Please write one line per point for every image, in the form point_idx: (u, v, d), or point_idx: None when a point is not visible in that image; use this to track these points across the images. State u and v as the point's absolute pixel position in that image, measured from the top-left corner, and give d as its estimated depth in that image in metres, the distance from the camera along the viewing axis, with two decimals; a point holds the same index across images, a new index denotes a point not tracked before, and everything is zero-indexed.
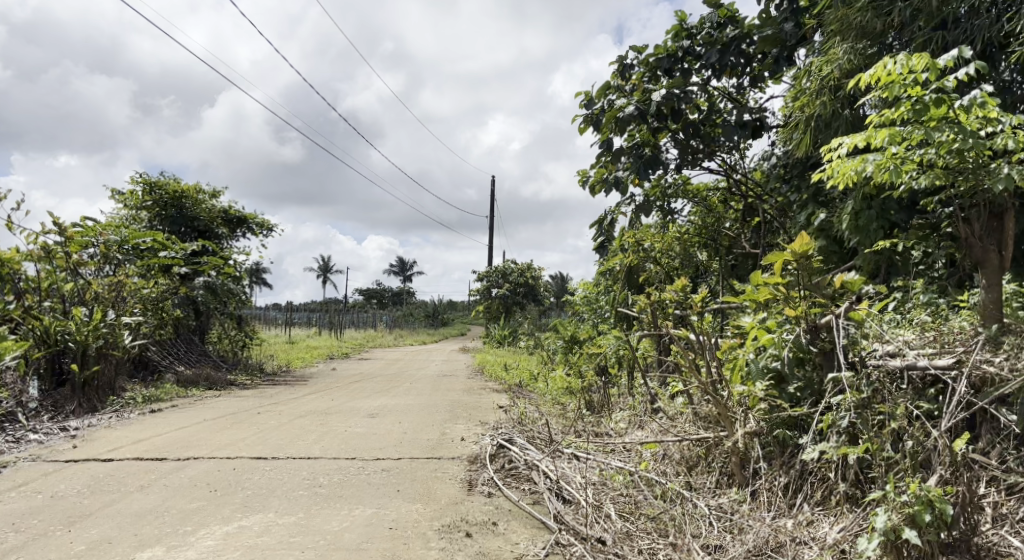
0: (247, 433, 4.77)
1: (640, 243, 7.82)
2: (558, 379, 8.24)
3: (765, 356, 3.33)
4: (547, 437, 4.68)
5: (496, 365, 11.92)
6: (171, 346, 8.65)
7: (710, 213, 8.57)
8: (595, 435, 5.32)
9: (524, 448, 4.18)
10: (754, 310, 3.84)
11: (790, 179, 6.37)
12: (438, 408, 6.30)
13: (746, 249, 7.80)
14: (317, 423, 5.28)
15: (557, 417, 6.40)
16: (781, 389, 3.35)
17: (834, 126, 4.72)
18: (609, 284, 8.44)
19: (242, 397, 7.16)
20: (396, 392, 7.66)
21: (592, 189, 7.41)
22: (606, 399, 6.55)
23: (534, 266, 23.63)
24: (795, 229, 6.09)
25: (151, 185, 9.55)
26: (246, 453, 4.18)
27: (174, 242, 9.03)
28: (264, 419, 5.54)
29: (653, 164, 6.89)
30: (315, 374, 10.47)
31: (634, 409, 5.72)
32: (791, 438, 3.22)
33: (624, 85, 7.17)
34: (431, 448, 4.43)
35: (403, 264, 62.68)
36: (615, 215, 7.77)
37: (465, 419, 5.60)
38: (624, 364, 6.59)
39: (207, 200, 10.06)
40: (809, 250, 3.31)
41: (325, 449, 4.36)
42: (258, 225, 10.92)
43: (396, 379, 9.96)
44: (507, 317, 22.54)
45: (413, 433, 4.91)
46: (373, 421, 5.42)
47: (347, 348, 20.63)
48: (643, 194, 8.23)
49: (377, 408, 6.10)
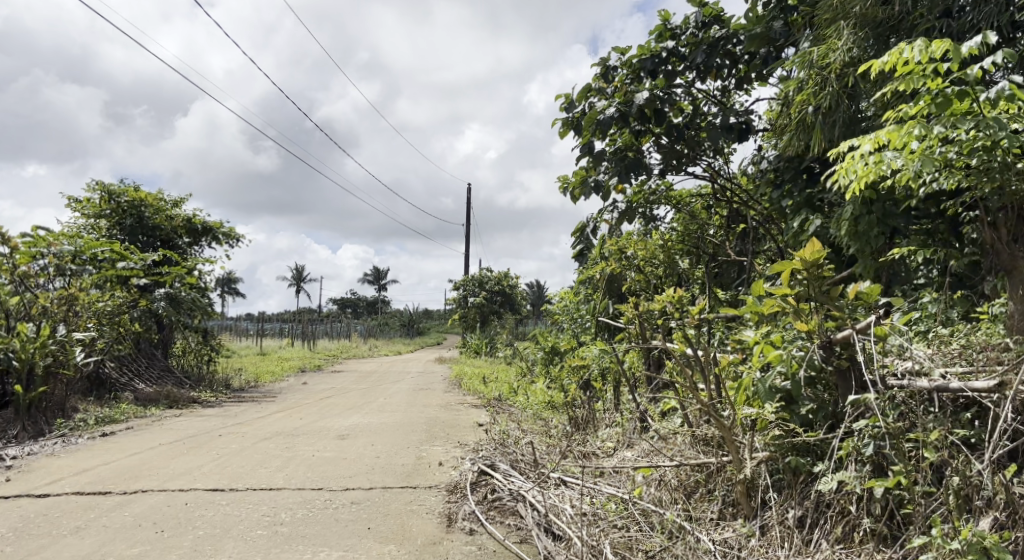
0: (203, 460, 4.34)
1: (624, 251, 7.53)
2: (539, 392, 7.91)
3: (773, 375, 3.01)
4: (532, 460, 4.34)
5: (474, 377, 11.56)
6: (132, 362, 8.17)
7: (694, 220, 8.33)
8: (582, 456, 4.99)
9: (508, 474, 3.84)
10: (756, 324, 3.54)
11: (782, 185, 6.14)
12: (414, 427, 5.93)
13: (731, 256, 7.58)
14: (281, 447, 4.86)
15: (541, 435, 6.06)
16: (793, 410, 3.04)
17: (832, 119, 4.56)
18: (590, 293, 8.15)
19: (204, 416, 6.70)
20: (369, 409, 7.25)
21: (573, 196, 7.11)
22: (591, 415, 6.24)
23: (511, 275, 23.33)
24: (787, 236, 5.86)
25: (108, 192, 9.08)
26: (200, 484, 3.77)
27: (133, 252, 8.57)
28: (225, 442, 5.11)
29: (637, 167, 6.60)
30: (285, 389, 10.02)
31: (623, 427, 5.41)
32: (805, 465, 2.91)
33: (605, 87, 6.88)
34: (406, 476, 4.07)
35: (378, 274, 62.09)
36: (597, 222, 7.48)
37: (443, 439, 5.24)
38: (610, 377, 6.28)
39: (169, 207, 9.63)
40: (820, 259, 3.03)
41: (289, 478, 3.96)
42: (224, 234, 10.46)
43: (370, 393, 9.56)
44: (484, 326, 22.17)
45: (387, 458, 4.54)
46: (343, 443, 5.02)
47: (319, 359, 20.05)
48: (625, 200, 7.96)
49: (348, 428, 5.70)
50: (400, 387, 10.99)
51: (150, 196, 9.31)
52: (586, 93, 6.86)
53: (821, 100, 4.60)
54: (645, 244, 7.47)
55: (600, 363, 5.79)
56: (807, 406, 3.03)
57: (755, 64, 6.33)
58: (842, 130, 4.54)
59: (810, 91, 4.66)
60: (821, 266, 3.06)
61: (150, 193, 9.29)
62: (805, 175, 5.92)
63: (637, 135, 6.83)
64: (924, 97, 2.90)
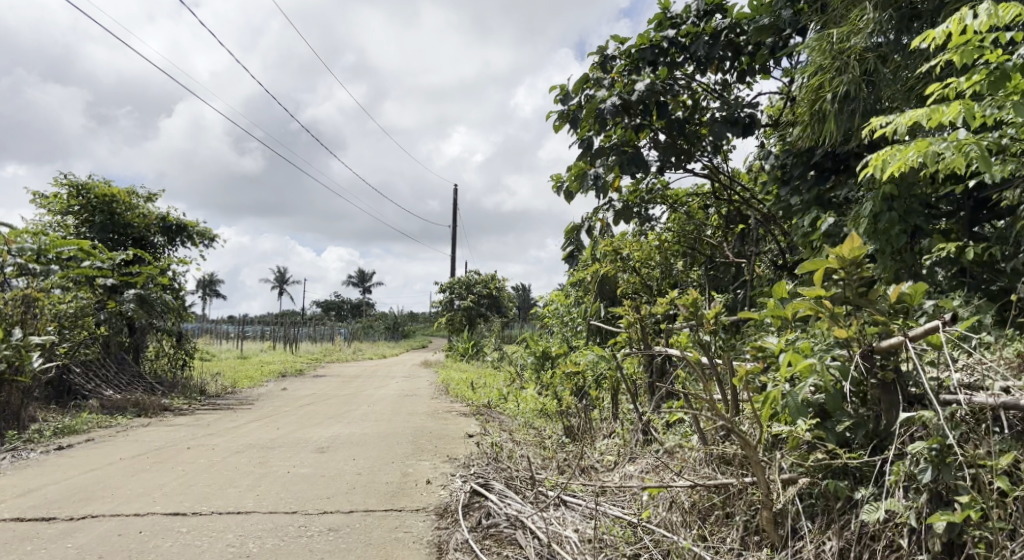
0: (166, 478, 3.92)
1: (619, 251, 7.09)
2: (530, 399, 7.56)
3: (805, 386, 2.69)
4: (528, 477, 3.98)
5: (461, 383, 11.18)
6: (99, 368, 7.70)
7: (691, 221, 7.99)
8: (581, 471, 4.63)
9: (504, 495, 3.47)
10: (781, 330, 3.21)
11: (790, 182, 5.83)
12: (398, 438, 5.54)
13: (730, 258, 7.28)
14: (254, 463, 4.45)
15: (534, 447, 5.68)
16: (828, 427, 2.71)
17: (851, 107, 4.57)
18: (582, 295, 7.82)
19: (174, 426, 6.26)
20: (351, 418, 6.84)
21: (567, 194, 6.76)
22: (587, 425, 5.90)
23: (497, 277, 22.97)
24: (796, 236, 5.56)
25: (77, 187, 8.58)
26: (159, 508, 3.34)
27: (101, 251, 8.10)
28: (192, 456, 4.68)
29: (638, 161, 6.27)
30: (263, 396, 9.58)
31: (623, 439, 5.06)
32: (845, 490, 2.56)
33: (602, 79, 6.50)
34: (389, 497, 3.68)
35: (362, 276, 61.60)
36: (592, 221, 7.14)
37: (430, 453, 4.86)
38: (606, 384, 5.94)
39: (141, 204, 9.16)
40: (860, 257, 2.74)
41: (260, 499, 3.55)
42: (199, 232, 9.99)
43: (352, 400, 9.16)
44: (471, 329, 21.77)
45: (369, 474, 4.15)
46: (321, 458, 4.62)
47: (300, 363, 19.50)
48: (621, 199, 7.59)
49: (327, 440, 5.29)
50: (385, 392, 10.58)
51: (123, 192, 8.82)
52: (583, 84, 6.51)
53: (840, 87, 4.53)
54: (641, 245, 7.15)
55: (597, 370, 5.45)
56: (845, 422, 2.69)
57: (761, 54, 6.06)
58: (861, 119, 4.54)
59: (828, 76, 4.57)
60: (860, 265, 2.75)
61: (122, 189, 8.80)
62: (814, 171, 5.63)
63: (636, 128, 6.50)
64: (980, 72, 2.67)
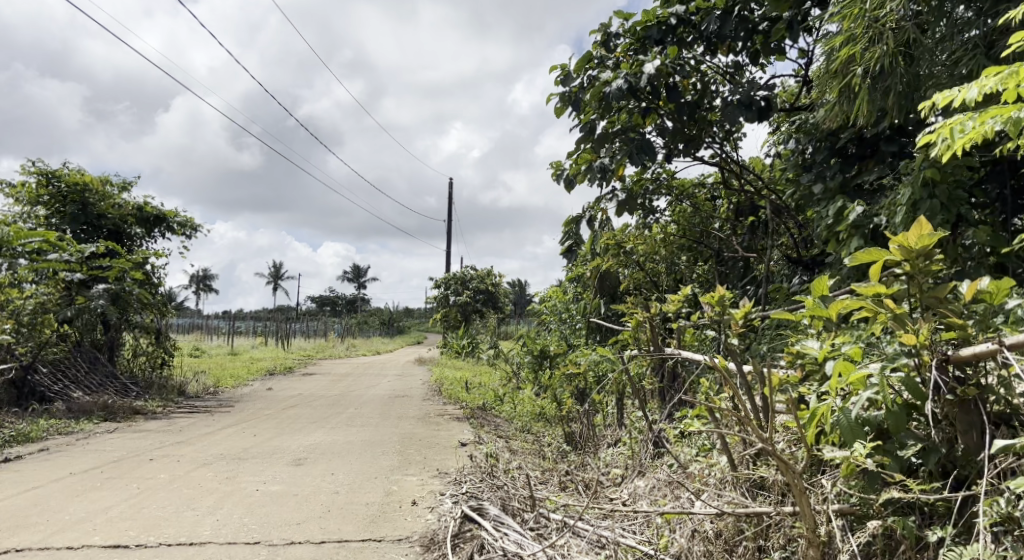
0: (115, 500, 3.43)
1: (622, 245, 6.68)
2: (528, 401, 7.13)
3: (859, 400, 2.27)
4: (527, 498, 3.54)
5: (455, 382, 10.73)
6: (67, 367, 7.22)
7: (697, 213, 7.56)
8: (585, 487, 4.17)
9: (499, 522, 3.03)
10: (827, 335, 2.78)
11: (813, 170, 5.39)
12: (385, 446, 5.09)
13: (741, 252, 6.85)
14: (221, 479, 3.96)
15: (533, 456, 5.22)
16: (890, 450, 2.28)
17: (884, 84, 4.14)
18: (583, 292, 7.41)
19: (143, 432, 5.76)
20: (335, 423, 6.37)
21: (568, 184, 6.28)
22: (591, 432, 5.46)
23: (493, 273, 22.47)
24: (819, 228, 5.13)
25: (47, 175, 8.02)
26: (97, 539, 2.87)
27: (69, 243, 7.59)
28: (153, 469, 4.18)
29: (647, 148, 5.79)
30: (246, 396, 9.10)
31: (631, 450, 4.62)
32: (913, 529, 2.13)
33: (606, 58, 6.02)
34: (367, 523, 3.21)
35: (357, 272, 61.14)
36: (594, 211, 6.68)
37: (418, 465, 4.41)
38: (610, 387, 5.50)
39: (117, 194, 8.65)
40: (932, 250, 2.31)
41: (218, 526, 3.07)
42: (179, 223, 9.47)
43: (339, 401, 8.67)
44: (467, 326, 21.31)
45: (349, 493, 3.70)
46: (297, 472, 4.14)
47: (291, 360, 19.02)
48: (624, 189, 7.13)
49: (306, 451, 4.81)
50: (375, 393, 10.12)
51: (96, 180, 8.29)
52: (586, 64, 6.02)
53: (874, 60, 4.10)
54: (647, 238, 6.75)
55: (602, 373, 5.01)
56: (910, 445, 2.26)
57: (780, 29, 5.60)
58: (898, 96, 4.11)
59: (860, 49, 4.12)
60: (931, 259, 2.33)
61: (95, 177, 8.27)
62: (838, 158, 5.20)
63: (643, 113, 6.01)
64: None
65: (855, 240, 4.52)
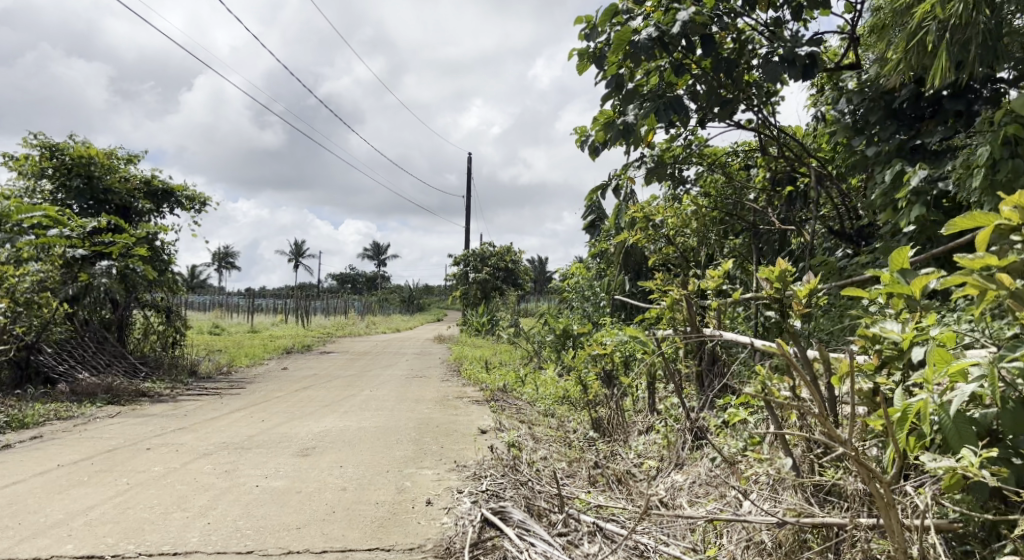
0: (99, 498, 3.10)
1: (651, 218, 6.20)
2: (550, 382, 6.76)
3: (963, 395, 1.87)
4: (554, 498, 3.17)
5: (475, 362, 10.39)
6: (72, 347, 7.02)
7: (728, 183, 7.09)
8: (617, 482, 3.79)
9: (523, 531, 2.67)
10: (910, 318, 2.37)
11: (866, 132, 4.89)
12: (400, 433, 4.74)
13: (778, 225, 6.38)
14: (219, 472, 3.63)
15: (557, 445, 4.85)
16: (1003, 458, 1.88)
17: (963, 35, 3.64)
18: (608, 268, 7.05)
19: (146, 416, 5.47)
20: (349, 407, 6.04)
21: (592, 151, 5.83)
22: (620, 418, 5.07)
23: (513, 249, 22.00)
24: (874, 197, 4.66)
25: (51, 148, 7.71)
26: (70, 549, 2.55)
27: (71, 217, 7.32)
28: (149, 460, 3.86)
29: (677, 107, 5.32)
30: (260, 377, 8.84)
31: (666, 440, 4.23)
32: None
33: (637, 11, 5.50)
34: (376, 528, 2.86)
35: (377, 249, 61.00)
36: (620, 179, 6.22)
37: (435, 456, 4.06)
38: (639, 369, 5.12)
39: (122, 167, 8.31)
40: None
41: (208, 532, 2.74)
42: (188, 198, 9.14)
43: (355, 382, 8.38)
44: (486, 303, 20.96)
45: (358, 490, 3.35)
46: (303, 465, 3.80)
47: (309, 338, 18.82)
48: (652, 157, 6.63)
49: (314, 440, 4.47)
50: (392, 373, 9.80)
51: (101, 153, 7.96)
52: (612, 18, 5.49)
53: (951, 7, 3.60)
54: (677, 212, 6.17)
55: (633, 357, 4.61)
56: None
57: None
58: (978, 48, 3.61)
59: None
60: None
61: (100, 150, 7.93)
62: (895, 120, 4.70)
63: (675, 71, 5.53)
64: None
65: (918, 208, 4.05)
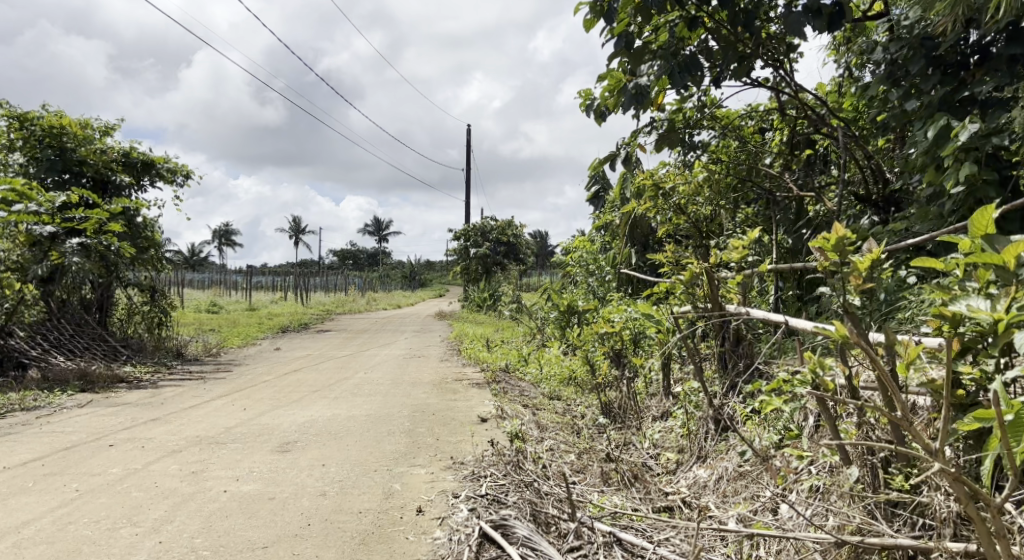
0: (38, 510, 2.69)
1: (660, 187, 5.58)
2: (555, 361, 6.35)
3: None
4: (564, 506, 2.75)
5: (475, 340, 9.96)
6: (45, 331, 6.68)
7: (742, 148, 6.59)
8: (634, 479, 3.39)
9: (526, 553, 2.26)
10: (1006, 293, 1.91)
11: (903, 84, 4.39)
12: (392, 424, 4.33)
13: (796, 191, 5.88)
14: (185, 473, 3.21)
15: (565, 433, 4.44)
16: None
17: None
18: (613, 241, 6.61)
19: (119, 405, 5.05)
20: (341, 392, 5.63)
21: (597, 116, 5.30)
22: (632, 402, 4.66)
23: (514, 222, 21.44)
24: (916, 156, 4.16)
25: (19, 117, 7.25)
26: None
27: (39, 191, 6.81)
28: (109, 459, 3.45)
29: (693, 67, 4.76)
30: (250, 358, 8.44)
31: (685, 429, 3.81)
32: None
33: None
34: (356, 546, 2.46)
35: (377, 225, 60.45)
36: (630, 146, 5.73)
37: (429, 451, 3.66)
38: (651, 349, 4.70)
39: (96, 138, 7.82)
40: None
41: (158, 554, 2.34)
42: (169, 170, 8.64)
43: (349, 364, 7.97)
44: (487, 279, 20.51)
45: (340, 494, 2.95)
46: (280, 463, 3.39)
47: (307, 315, 18.45)
48: (662, 120, 6.06)
49: (297, 432, 4.05)
50: (389, 353, 9.36)
51: (74, 122, 7.47)
52: None
53: None
54: (688, 178, 5.62)
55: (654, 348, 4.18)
56: None
57: None
58: None
59: None
60: None
61: (73, 119, 7.45)
62: (937, 68, 4.20)
63: (689, 24, 4.91)
64: None
65: (968, 165, 3.59)
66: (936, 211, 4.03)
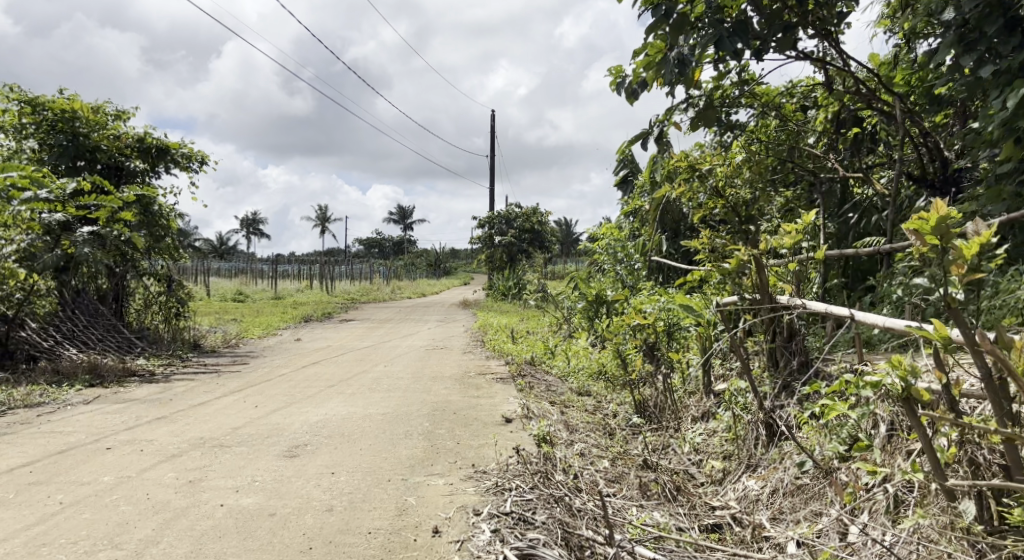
0: (12, 527, 2.42)
1: (695, 167, 5.13)
2: (584, 355, 6.00)
3: None
4: (598, 529, 2.40)
5: (500, 331, 9.62)
6: (58, 322, 6.50)
7: (784, 126, 6.12)
8: (676, 491, 3.02)
9: None
10: None
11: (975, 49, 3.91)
12: (410, 424, 4.02)
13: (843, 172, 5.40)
14: (181, 483, 2.92)
15: (597, 435, 4.09)
16: None
17: None
18: (644, 226, 6.20)
19: (126, 401, 4.82)
20: (358, 387, 5.34)
21: (629, 95, 4.88)
22: (669, 402, 4.28)
23: (539, 210, 21.02)
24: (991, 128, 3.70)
25: (31, 102, 7.06)
26: None
27: (50, 177, 6.60)
28: (103, 465, 3.18)
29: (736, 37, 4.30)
30: (268, 350, 8.20)
31: (731, 434, 3.43)
32: None
33: None
34: None
35: (402, 214, 60.36)
36: (664, 125, 5.31)
37: (447, 457, 3.33)
38: (689, 344, 4.30)
39: (109, 123, 7.60)
40: None
41: None
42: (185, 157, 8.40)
43: (369, 356, 7.68)
44: (513, 267, 20.14)
45: (347, 509, 2.64)
46: (286, 471, 3.10)
47: (330, 304, 18.25)
48: (698, 96, 5.54)
49: (307, 434, 3.75)
50: (410, 344, 9.06)
51: (86, 107, 7.26)
52: None
53: None
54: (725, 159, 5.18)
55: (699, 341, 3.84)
56: None
57: None
58: None
59: None
60: None
61: (85, 103, 7.23)
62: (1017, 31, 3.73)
63: None
64: None
65: None
66: (1015, 189, 3.58)
